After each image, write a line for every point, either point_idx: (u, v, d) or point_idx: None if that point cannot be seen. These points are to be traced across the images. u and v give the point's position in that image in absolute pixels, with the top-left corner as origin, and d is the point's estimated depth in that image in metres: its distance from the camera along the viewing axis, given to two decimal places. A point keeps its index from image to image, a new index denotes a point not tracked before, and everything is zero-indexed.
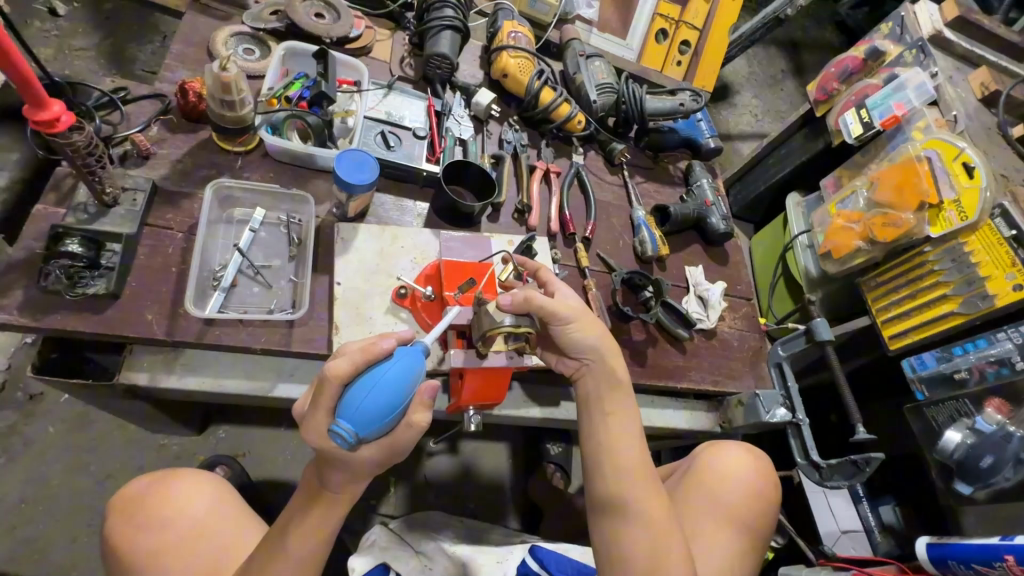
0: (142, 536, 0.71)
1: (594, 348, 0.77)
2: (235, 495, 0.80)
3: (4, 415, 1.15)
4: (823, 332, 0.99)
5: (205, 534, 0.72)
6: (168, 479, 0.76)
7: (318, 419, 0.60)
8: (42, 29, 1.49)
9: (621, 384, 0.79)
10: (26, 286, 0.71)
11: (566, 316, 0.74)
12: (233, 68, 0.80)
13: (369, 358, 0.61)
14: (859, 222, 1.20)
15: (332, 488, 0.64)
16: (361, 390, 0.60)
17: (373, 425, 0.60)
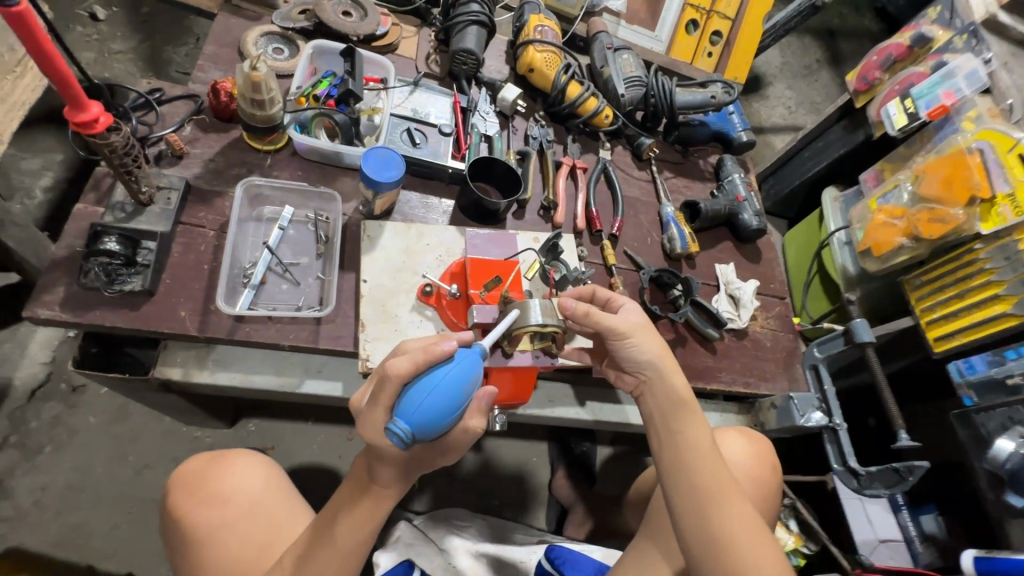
0: (203, 512, 0.73)
1: (652, 361, 0.75)
2: (284, 477, 0.83)
3: (49, 407, 1.19)
4: (863, 333, 0.95)
5: (263, 511, 0.75)
6: (226, 459, 0.79)
7: (375, 416, 0.57)
8: (84, 35, 1.54)
9: (684, 396, 0.75)
10: (67, 283, 0.73)
11: (623, 334, 0.74)
12: (262, 68, 0.80)
13: (429, 357, 0.57)
14: (902, 218, 1.14)
15: (381, 482, 0.61)
16: (420, 392, 0.55)
17: (430, 429, 0.55)
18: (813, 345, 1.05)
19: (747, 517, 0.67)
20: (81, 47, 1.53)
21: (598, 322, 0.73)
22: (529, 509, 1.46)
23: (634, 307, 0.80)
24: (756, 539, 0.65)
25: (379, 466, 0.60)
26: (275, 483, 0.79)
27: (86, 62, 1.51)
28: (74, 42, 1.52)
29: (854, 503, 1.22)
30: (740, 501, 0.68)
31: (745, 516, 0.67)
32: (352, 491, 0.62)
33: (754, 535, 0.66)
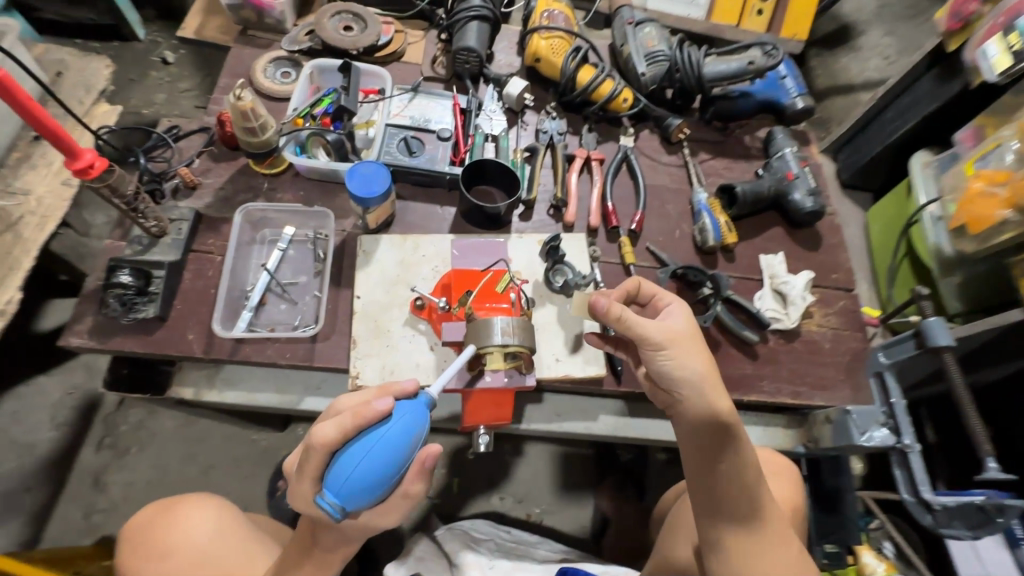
0: (153, 568, 0.75)
1: (696, 380, 0.67)
2: (244, 517, 0.81)
3: (134, 413, 1.35)
4: (940, 335, 0.77)
5: (212, 565, 0.75)
6: (174, 510, 0.78)
7: (305, 487, 0.55)
8: (157, 78, 1.70)
9: (728, 418, 0.67)
10: (95, 313, 0.82)
11: (660, 345, 0.67)
12: (247, 95, 0.84)
13: (359, 422, 0.53)
14: (1005, 185, 0.92)
15: (323, 546, 0.63)
16: (349, 460, 0.53)
17: (362, 500, 0.54)
18: (879, 351, 0.86)
19: (789, 549, 0.65)
20: (155, 89, 1.69)
21: (635, 329, 0.67)
22: (574, 519, 1.39)
23: (678, 310, 0.72)
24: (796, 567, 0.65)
25: (324, 532, 0.61)
26: (230, 529, 0.78)
27: (160, 102, 1.67)
28: (150, 86, 1.69)
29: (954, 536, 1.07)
30: (781, 532, 0.66)
31: (787, 547, 0.65)
32: (298, 554, 0.64)
33: (795, 563, 0.65)
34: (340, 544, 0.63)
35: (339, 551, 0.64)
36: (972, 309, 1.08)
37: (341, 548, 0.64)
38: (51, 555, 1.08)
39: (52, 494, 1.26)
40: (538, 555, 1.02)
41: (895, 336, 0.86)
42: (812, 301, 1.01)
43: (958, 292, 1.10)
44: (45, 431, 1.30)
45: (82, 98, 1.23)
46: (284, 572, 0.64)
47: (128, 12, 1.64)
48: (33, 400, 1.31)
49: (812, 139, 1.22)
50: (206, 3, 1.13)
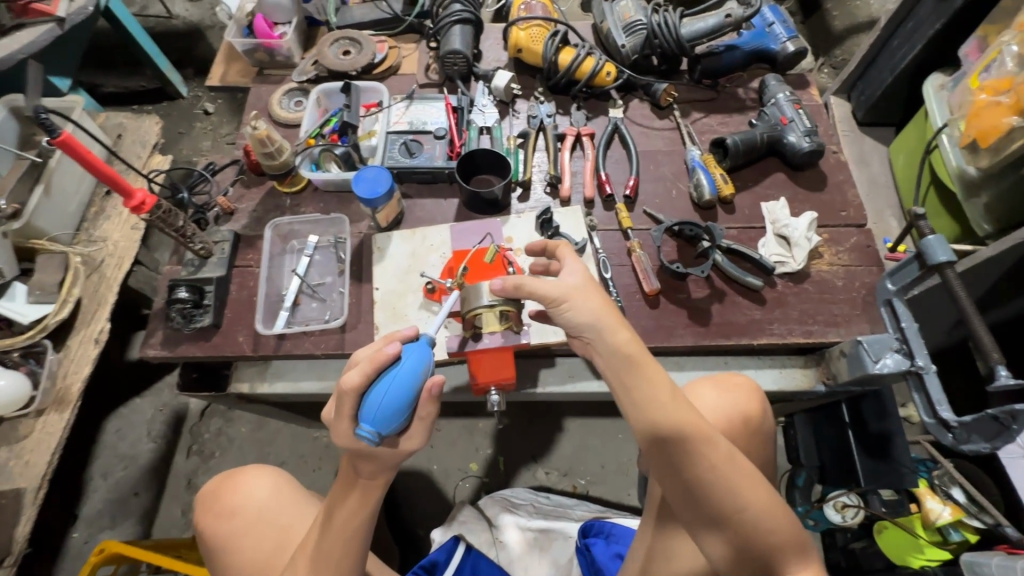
0: (220, 524, 0.89)
1: (592, 322, 0.68)
2: (291, 480, 0.94)
3: (215, 421, 1.53)
4: (939, 252, 0.75)
5: (268, 517, 0.88)
6: (233, 477, 0.93)
7: (343, 426, 0.63)
8: (202, 128, 1.91)
9: (631, 349, 0.66)
10: (163, 327, 0.96)
11: (555, 299, 0.68)
12: (262, 125, 0.96)
13: (377, 365, 0.61)
14: (1008, 92, 0.91)
15: (364, 475, 0.70)
16: (376, 394, 0.60)
17: (394, 425, 0.61)
18: (885, 279, 0.84)
19: (721, 456, 0.62)
20: (202, 137, 1.90)
21: (533, 292, 0.69)
22: (618, 487, 1.43)
23: (575, 266, 0.73)
24: (734, 474, 0.61)
25: (362, 464, 0.69)
26: (280, 489, 0.91)
27: (206, 149, 1.88)
28: (197, 136, 1.90)
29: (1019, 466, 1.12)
30: (710, 441, 0.62)
31: (720, 456, 0.62)
32: (344, 488, 0.72)
33: (733, 471, 0.61)
34: (379, 472, 0.70)
35: (382, 477, 0.71)
36: (1004, 228, 1.03)
37: (380, 475, 0.71)
38: (157, 544, 1.26)
39: (155, 496, 1.46)
40: (575, 514, 1.08)
41: (899, 262, 0.83)
42: (818, 241, 1.00)
43: (987, 215, 1.04)
44: (144, 443, 1.50)
45: (140, 153, 1.43)
46: (334, 506, 0.72)
47: (171, 75, 1.86)
48: (132, 418, 1.52)
49: (811, 82, 1.21)
50: (226, 53, 1.28)
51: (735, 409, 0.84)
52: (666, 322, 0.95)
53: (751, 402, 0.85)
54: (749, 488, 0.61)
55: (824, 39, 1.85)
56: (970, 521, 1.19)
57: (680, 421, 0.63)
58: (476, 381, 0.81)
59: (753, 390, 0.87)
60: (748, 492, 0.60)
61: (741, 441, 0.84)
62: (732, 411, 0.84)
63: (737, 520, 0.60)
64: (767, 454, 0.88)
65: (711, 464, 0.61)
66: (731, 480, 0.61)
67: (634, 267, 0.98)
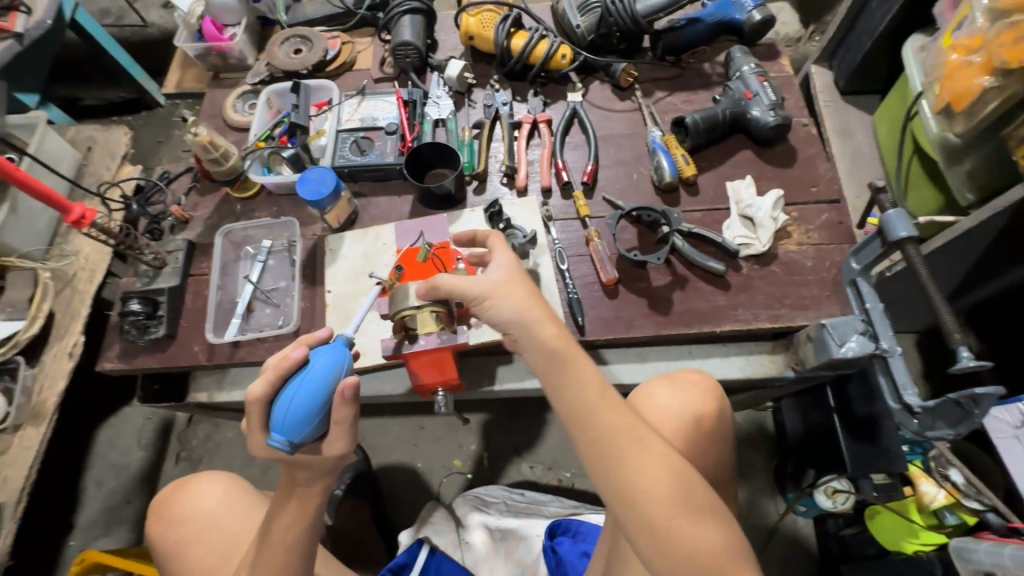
0: (171, 531, 0.88)
1: (517, 317, 0.67)
2: (245, 485, 0.94)
3: (202, 427, 1.55)
4: (899, 228, 0.70)
5: (217, 524, 0.87)
6: (185, 485, 0.92)
7: (258, 437, 0.64)
8: (181, 135, 1.91)
9: (557, 345, 0.66)
10: (119, 340, 0.96)
11: (477, 298, 0.68)
12: (203, 131, 0.96)
13: (280, 372, 0.62)
14: (979, 51, 0.85)
15: (301, 483, 0.69)
16: (283, 401, 0.61)
17: (305, 432, 0.61)
18: (850, 257, 0.79)
19: (653, 454, 0.62)
20: (181, 145, 1.90)
21: (452, 291, 0.69)
22: None
23: (502, 260, 0.72)
24: (666, 472, 0.61)
25: (298, 471, 0.67)
26: (231, 494, 0.91)
27: (185, 156, 1.88)
28: (175, 143, 1.90)
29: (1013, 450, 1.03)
30: (642, 439, 0.63)
31: (653, 454, 0.62)
32: (283, 497, 0.70)
33: (665, 468, 0.61)
34: (316, 478, 0.68)
35: (319, 484, 0.69)
36: (987, 197, 0.96)
37: (318, 481, 0.69)
38: (142, 551, 1.27)
39: (147, 502, 1.48)
40: (547, 511, 1.06)
41: (864, 238, 0.78)
42: (786, 220, 0.95)
43: (968, 184, 0.98)
44: (134, 451, 1.52)
45: (109, 165, 1.43)
46: (273, 516, 0.70)
47: (147, 84, 1.86)
48: (122, 427, 1.54)
49: (781, 51, 1.15)
50: (182, 59, 1.27)
51: (688, 408, 0.81)
52: (625, 312, 0.92)
53: (705, 401, 0.82)
54: (680, 484, 0.61)
55: (810, 5, 1.77)
56: (967, 504, 1.12)
57: (612, 423, 0.63)
58: (418, 381, 0.80)
59: (711, 388, 0.84)
60: (680, 490, 0.61)
61: (692, 441, 0.81)
62: (686, 407, 0.81)
63: (672, 519, 0.60)
64: (723, 453, 0.85)
65: (643, 464, 0.61)
66: (664, 479, 0.61)
67: (592, 257, 0.95)
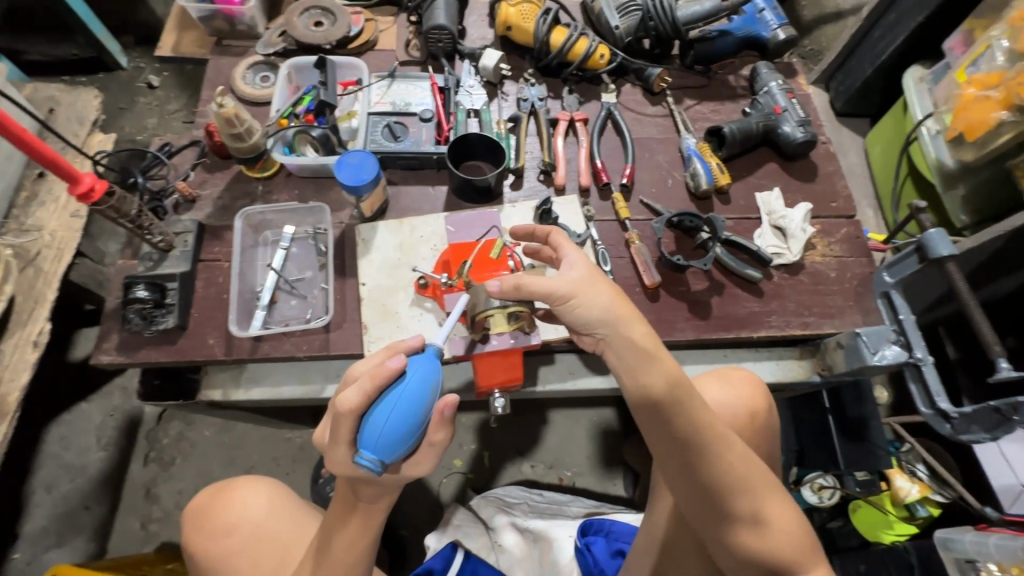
0: (214, 543, 0.82)
1: (604, 317, 0.66)
2: (289, 492, 0.88)
3: (174, 425, 1.41)
4: (941, 247, 0.76)
5: (267, 535, 0.82)
6: (224, 491, 0.86)
7: (340, 452, 0.60)
8: (146, 103, 1.73)
9: (647, 344, 0.65)
10: (118, 330, 0.86)
11: (564, 296, 0.66)
12: (230, 102, 0.87)
13: (377, 383, 0.58)
14: (997, 88, 0.94)
15: (364, 498, 0.67)
16: (378, 418, 0.58)
17: (397, 451, 0.59)
18: (881, 271, 0.86)
19: (736, 455, 0.63)
20: (146, 115, 1.72)
21: (534, 291, 0.66)
22: (604, 478, 1.42)
23: (577, 258, 0.70)
24: (745, 469, 0.64)
25: (365, 486, 0.65)
26: (279, 502, 0.85)
27: (152, 127, 1.71)
28: (140, 112, 1.72)
29: (987, 448, 1.16)
30: (723, 440, 0.63)
31: (732, 455, 0.63)
32: (342, 513, 0.68)
33: (745, 470, 0.64)
34: (383, 495, 0.67)
35: (383, 500, 0.68)
36: (980, 220, 1.07)
37: (383, 498, 0.67)
38: (114, 564, 1.16)
39: (109, 509, 1.34)
40: (571, 511, 1.06)
41: (897, 254, 0.85)
42: (812, 233, 1.00)
43: (959, 207, 1.08)
44: (93, 452, 1.37)
45: (77, 131, 1.27)
46: (331, 532, 0.68)
47: (108, 42, 1.67)
48: (79, 424, 1.38)
49: (798, 70, 1.20)
50: (178, 20, 1.15)
51: (740, 403, 0.83)
52: (667, 315, 0.93)
53: (756, 398, 0.84)
54: (759, 486, 0.63)
55: (798, 25, 1.85)
56: (934, 496, 1.22)
57: (694, 425, 0.63)
58: (481, 383, 0.79)
59: (755, 384, 0.87)
60: (760, 490, 0.63)
61: (747, 436, 0.83)
62: (734, 401, 0.83)
63: (743, 511, 0.63)
64: (773, 447, 0.87)
65: (729, 462, 0.63)
66: (742, 477, 0.63)
67: (634, 260, 0.96)
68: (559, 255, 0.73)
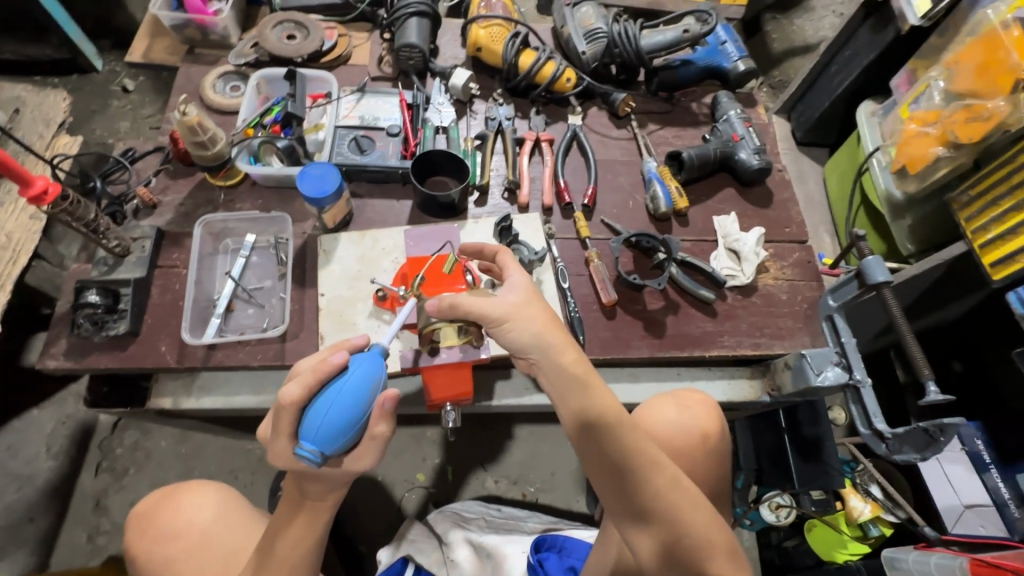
0: (158, 549, 0.81)
1: (538, 340, 0.67)
2: (239, 497, 0.87)
3: (129, 434, 1.38)
4: (877, 273, 0.79)
5: (212, 539, 0.81)
6: (171, 497, 0.84)
7: (281, 444, 0.60)
8: (120, 107, 1.72)
9: (577, 370, 0.66)
10: (67, 335, 0.84)
11: (496, 320, 0.67)
12: (193, 111, 0.87)
13: (319, 377, 0.59)
14: (935, 124, 1.00)
15: (311, 497, 0.67)
16: (321, 407, 0.58)
17: (337, 443, 0.59)
18: (827, 295, 0.88)
19: (667, 479, 0.64)
20: (118, 119, 1.71)
21: (469, 310, 0.67)
22: (567, 494, 1.42)
23: (519, 281, 0.71)
24: (680, 494, 0.64)
25: (310, 484, 0.66)
26: (226, 505, 0.84)
27: (124, 131, 1.69)
28: (112, 115, 1.71)
29: (931, 467, 1.20)
30: (654, 463, 0.65)
31: (665, 479, 0.64)
32: (287, 515, 0.68)
33: (679, 494, 0.64)
34: (328, 493, 0.67)
35: (330, 499, 0.68)
36: (923, 248, 1.12)
37: (330, 495, 0.68)
38: None
39: (56, 520, 1.29)
40: (527, 527, 1.07)
41: (839, 279, 0.88)
42: (765, 256, 1.04)
43: (908, 235, 1.13)
44: (42, 461, 1.33)
45: (42, 132, 1.25)
46: (275, 535, 0.68)
47: (83, 44, 1.67)
48: (28, 432, 1.34)
49: (758, 100, 1.25)
50: (151, 26, 1.16)
51: (693, 425, 0.85)
52: (623, 333, 0.95)
53: (710, 419, 0.86)
54: (693, 510, 0.64)
55: (766, 57, 1.92)
56: (886, 517, 1.23)
57: (625, 449, 0.64)
58: (431, 397, 0.79)
59: (710, 406, 0.88)
60: (695, 514, 0.64)
61: (698, 457, 0.85)
62: (680, 424, 0.84)
63: (678, 539, 0.63)
64: (723, 471, 0.89)
65: (660, 488, 0.64)
66: (676, 502, 0.64)
67: (592, 277, 0.98)
68: (504, 275, 0.74)
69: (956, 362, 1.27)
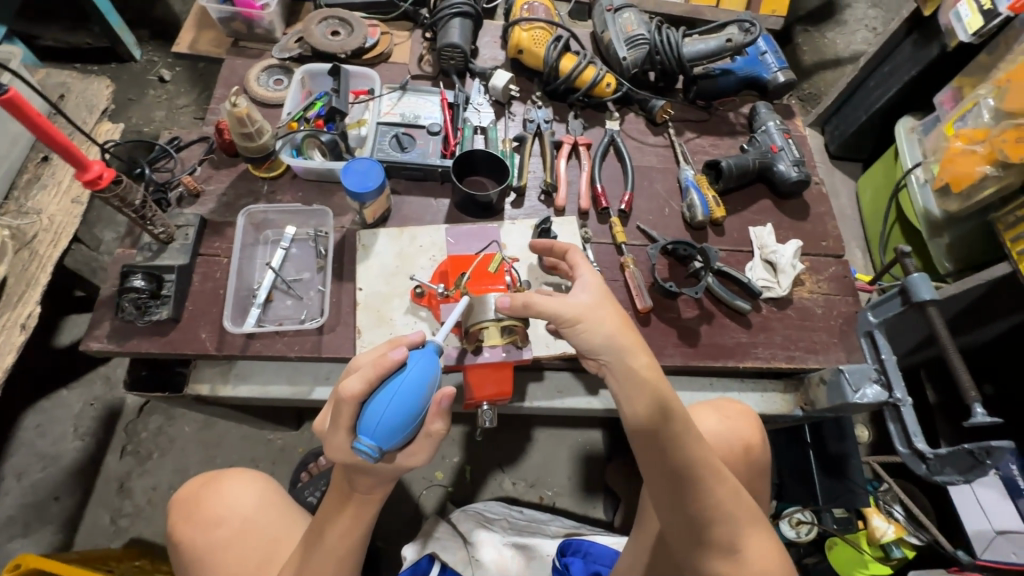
0: (200, 535, 0.82)
1: (610, 342, 0.68)
2: (277, 489, 0.89)
3: (154, 419, 1.39)
4: (922, 291, 0.78)
5: (253, 528, 0.82)
6: (213, 483, 0.85)
7: (340, 438, 0.62)
8: (156, 96, 1.75)
9: (648, 374, 0.67)
10: (111, 319, 0.86)
11: (571, 320, 0.68)
12: (242, 102, 0.88)
13: (381, 371, 0.60)
14: (983, 143, 0.98)
15: (360, 489, 0.69)
16: (379, 404, 0.59)
17: (396, 439, 0.60)
18: (867, 310, 0.88)
19: (727, 489, 0.64)
20: (154, 108, 1.73)
21: (543, 310, 0.68)
22: (584, 500, 1.41)
23: (591, 280, 0.73)
24: (738, 506, 0.64)
25: (360, 476, 0.68)
26: (269, 496, 0.86)
27: (160, 120, 1.72)
28: (149, 104, 1.74)
29: (961, 491, 1.17)
30: (718, 474, 0.64)
31: (726, 490, 0.64)
32: (337, 503, 0.71)
33: (737, 505, 0.64)
34: (377, 486, 0.70)
35: (378, 491, 0.71)
36: (962, 268, 1.11)
37: (378, 489, 0.70)
38: (82, 556, 1.13)
39: (81, 500, 1.31)
40: (550, 531, 1.07)
41: (883, 295, 0.87)
42: (801, 269, 1.03)
43: (948, 255, 1.12)
44: (69, 441, 1.35)
45: (86, 118, 1.28)
46: (326, 522, 0.71)
47: (123, 33, 1.69)
48: (57, 412, 1.36)
49: (796, 112, 1.24)
50: (197, 18, 1.18)
51: (735, 437, 0.84)
52: (656, 340, 0.95)
53: (752, 432, 0.85)
54: (748, 523, 0.64)
55: (798, 69, 1.91)
56: (910, 539, 1.21)
57: (688, 458, 0.64)
58: (470, 395, 0.80)
59: (749, 416, 0.88)
60: (746, 525, 0.64)
61: (740, 470, 0.84)
62: (727, 433, 0.84)
63: (727, 548, 0.63)
64: (761, 484, 0.88)
65: (721, 498, 0.64)
66: (736, 514, 0.64)
67: (627, 283, 0.97)
68: (575, 273, 0.76)
69: (988, 386, 1.23)
